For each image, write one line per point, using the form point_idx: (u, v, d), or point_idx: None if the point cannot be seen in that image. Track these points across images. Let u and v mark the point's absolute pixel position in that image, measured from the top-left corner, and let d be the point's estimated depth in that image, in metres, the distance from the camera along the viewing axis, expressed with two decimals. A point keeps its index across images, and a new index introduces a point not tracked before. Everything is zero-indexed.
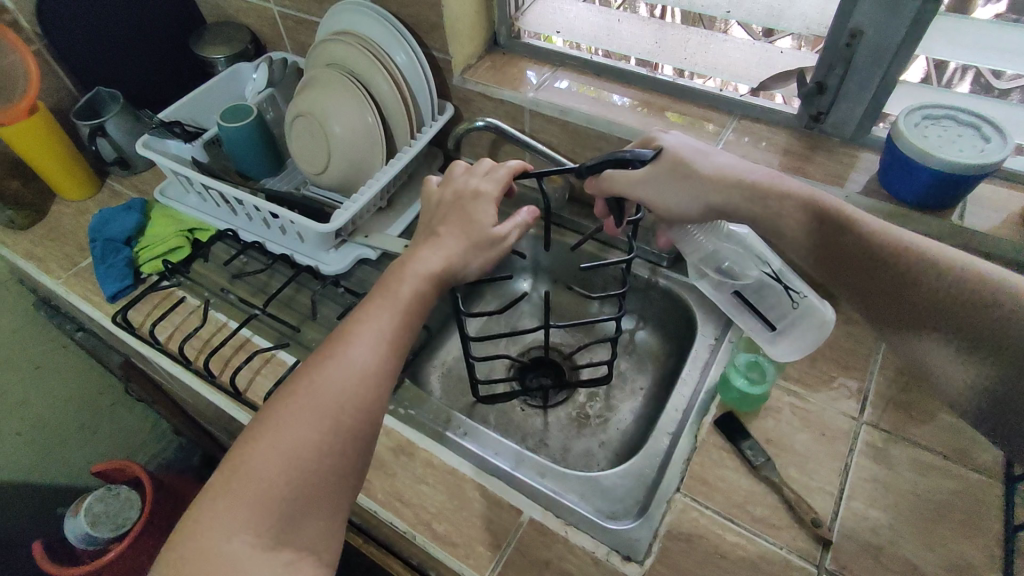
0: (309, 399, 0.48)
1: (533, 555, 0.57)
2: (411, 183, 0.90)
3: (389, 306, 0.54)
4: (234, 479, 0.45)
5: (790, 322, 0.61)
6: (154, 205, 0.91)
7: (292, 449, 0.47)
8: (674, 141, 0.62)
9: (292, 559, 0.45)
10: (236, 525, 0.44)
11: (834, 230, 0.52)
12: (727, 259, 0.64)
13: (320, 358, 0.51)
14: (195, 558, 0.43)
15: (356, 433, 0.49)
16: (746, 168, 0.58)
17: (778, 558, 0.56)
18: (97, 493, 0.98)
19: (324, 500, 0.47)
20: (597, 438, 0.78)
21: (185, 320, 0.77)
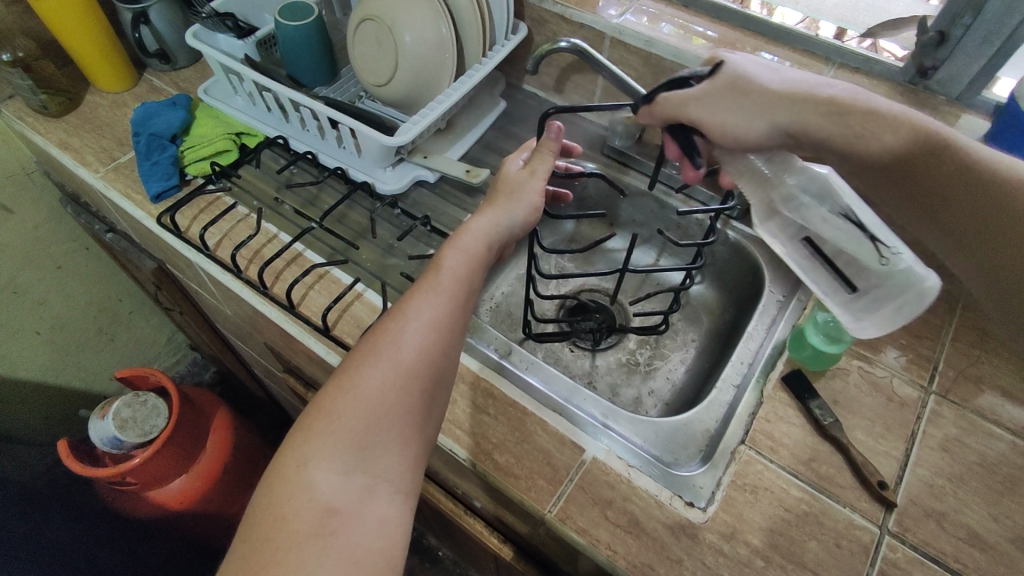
0: (384, 346, 0.50)
1: (595, 493, 0.56)
2: (472, 106, 0.86)
3: (460, 272, 0.55)
4: (315, 415, 0.47)
5: (878, 284, 0.51)
6: (199, 104, 0.86)
7: (373, 394, 0.48)
8: (738, 57, 0.57)
9: (370, 486, 0.46)
10: (321, 451, 0.46)
11: (911, 151, 0.51)
12: (807, 204, 0.52)
13: (393, 314, 0.52)
14: (279, 479, 0.45)
15: (430, 381, 0.50)
16: (818, 82, 0.55)
17: (842, 516, 0.55)
18: (124, 398, 0.97)
19: (400, 441, 0.48)
20: (646, 386, 0.77)
21: (234, 228, 0.74)
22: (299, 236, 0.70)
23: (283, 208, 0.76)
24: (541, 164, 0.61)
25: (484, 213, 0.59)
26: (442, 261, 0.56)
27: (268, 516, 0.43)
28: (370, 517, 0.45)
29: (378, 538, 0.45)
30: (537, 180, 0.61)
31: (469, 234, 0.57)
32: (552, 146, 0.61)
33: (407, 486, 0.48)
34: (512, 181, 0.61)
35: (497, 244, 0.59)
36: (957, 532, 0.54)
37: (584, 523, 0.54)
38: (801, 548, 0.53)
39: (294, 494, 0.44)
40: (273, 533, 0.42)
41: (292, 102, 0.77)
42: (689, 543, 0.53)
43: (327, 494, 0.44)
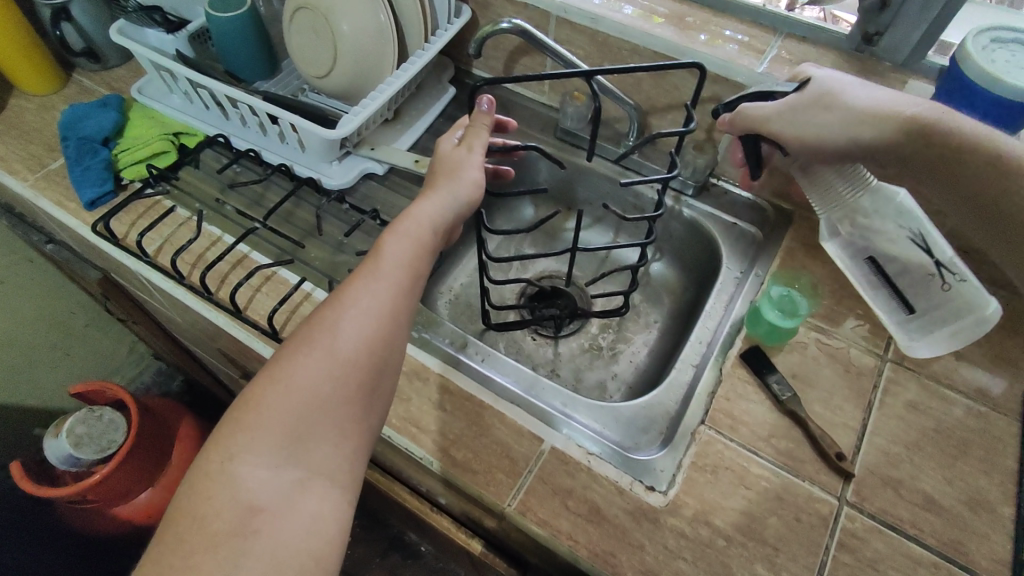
0: (320, 333, 0.47)
1: (555, 484, 0.55)
2: (419, 94, 0.84)
3: (403, 256, 0.52)
4: (244, 407, 0.44)
5: (940, 303, 0.54)
6: (132, 104, 0.82)
7: (306, 383, 0.45)
8: (826, 74, 0.56)
9: (303, 481, 0.43)
10: (249, 446, 0.42)
11: (979, 170, 0.52)
12: (890, 229, 0.55)
13: (331, 301, 0.49)
14: (201, 477, 0.41)
15: (371, 371, 0.47)
16: (904, 102, 0.54)
17: (802, 490, 0.55)
18: (78, 415, 0.93)
19: (337, 433, 0.45)
20: (609, 370, 0.76)
21: (175, 232, 0.71)
22: (242, 238, 0.68)
23: (226, 209, 0.73)
24: (475, 139, 0.59)
25: (426, 195, 0.56)
26: (384, 244, 0.52)
27: (186, 516, 0.40)
28: (303, 514, 0.42)
29: (312, 537, 0.42)
30: (476, 155, 0.58)
31: (413, 216, 0.54)
32: (485, 121, 0.59)
33: (345, 480, 0.45)
34: (452, 160, 0.58)
35: (444, 227, 0.56)
36: (913, 498, 0.54)
37: (544, 514, 0.53)
38: (761, 525, 0.53)
39: (217, 492, 0.41)
40: (191, 535, 0.39)
41: (228, 99, 0.74)
42: (650, 527, 0.53)
43: (254, 491, 0.41)
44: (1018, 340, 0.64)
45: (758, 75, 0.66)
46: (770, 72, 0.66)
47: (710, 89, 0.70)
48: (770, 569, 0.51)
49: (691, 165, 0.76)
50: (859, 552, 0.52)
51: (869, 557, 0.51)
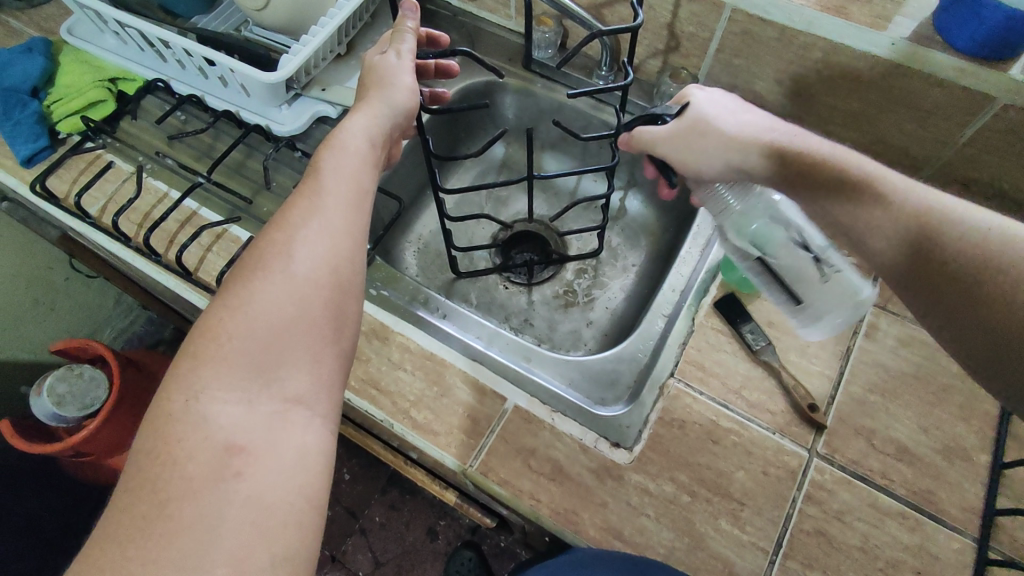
0: (271, 256, 0.41)
1: (518, 443, 0.54)
2: (374, 24, 0.77)
3: (346, 169, 0.46)
4: (199, 342, 0.39)
5: (822, 298, 0.49)
6: (63, 48, 0.75)
7: (266, 312, 0.40)
8: (706, 97, 0.52)
9: (280, 413, 0.39)
10: (214, 381, 0.38)
11: (827, 186, 0.44)
12: (757, 232, 0.50)
13: (277, 223, 0.43)
14: (164, 419, 0.37)
15: (338, 292, 0.43)
16: (773, 126, 0.49)
17: (771, 443, 0.53)
18: (58, 373, 0.92)
19: (309, 359, 0.41)
20: (584, 317, 0.74)
21: (119, 189, 0.67)
22: (187, 194, 0.64)
23: (170, 162, 0.69)
24: (403, 42, 0.51)
25: (360, 107, 0.49)
26: (321, 162, 0.46)
27: (152, 463, 0.35)
28: (286, 447, 0.38)
29: (299, 470, 0.38)
30: (406, 59, 0.50)
31: (346, 131, 0.48)
32: (411, 27, 0.51)
33: (327, 409, 0.41)
34: (382, 66, 0.50)
35: (385, 143, 0.50)
36: (885, 448, 0.53)
37: (506, 474, 0.52)
38: (727, 479, 0.52)
39: (187, 433, 0.36)
40: (162, 482, 0.34)
41: (161, 40, 0.67)
42: (614, 485, 0.52)
43: (227, 428, 0.37)
44: None
45: None
46: None
47: (687, 7, 0.63)
48: (734, 524, 0.50)
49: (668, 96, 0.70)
50: (826, 504, 0.51)
51: (836, 509, 0.50)
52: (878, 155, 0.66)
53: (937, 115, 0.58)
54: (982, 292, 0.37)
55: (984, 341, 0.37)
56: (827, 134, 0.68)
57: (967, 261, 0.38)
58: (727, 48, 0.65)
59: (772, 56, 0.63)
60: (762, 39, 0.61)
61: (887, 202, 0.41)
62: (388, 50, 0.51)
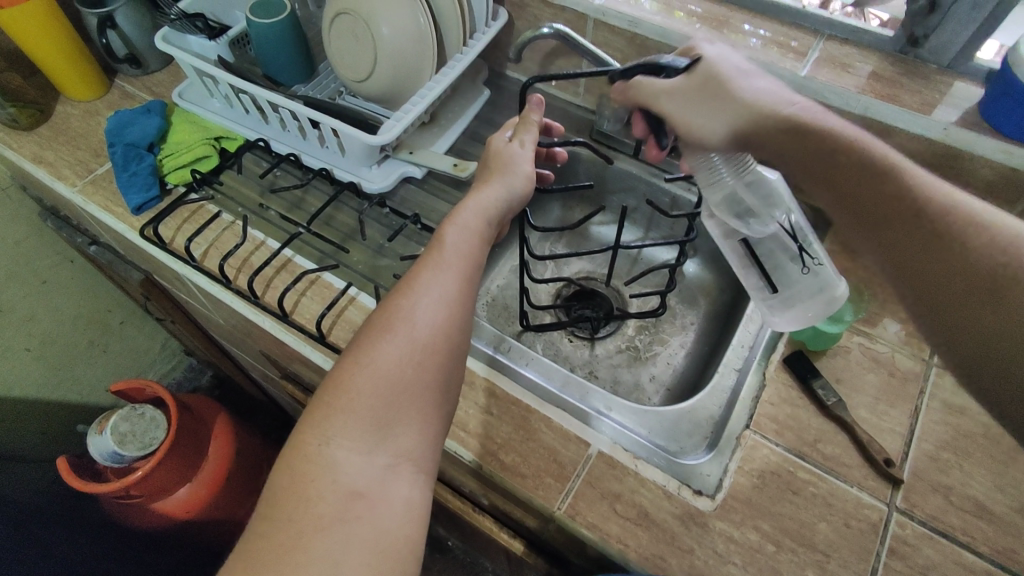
0: (398, 320, 0.44)
1: (603, 488, 0.56)
2: (455, 96, 0.85)
3: (465, 244, 0.49)
4: (328, 394, 0.42)
5: (795, 284, 0.57)
6: (174, 110, 0.83)
7: (389, 372, 0.42)
8: (716, 53, 0.56)
9: (393, 468, 0.41)
10: (340, 431, 0.40)
11: (861, 173, 0.47)
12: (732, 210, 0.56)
13: (402, 288, 0.46)
14: (297, 460, 0.39)
15: (450, 357, 0.45)
16: (784, 97, 0.53)
17: (850, 496, 0.55)
18: (122, 412, 0.96)
19: (419, 420, 0.43)
20: (648, 371, 0.77)
21: (220, 236, 0.72)
22: (287, 242, 0.69)
23: (269, 214, 0.75)
24: (526, 133, 0.56)
25: (479, 188, 0.53)
26: (444, 235, 0.49)
27: (289, 497, 0.38)
28: (397, 500, 0.40)
29: (405, 524, 0.39)
30: (528, 150, 0.56)
31: (470, 207, 0.51)
32: (536, 120, 0.57)
33: (431, 466, 0.43)
34: (507, 154, 0.56)
35: (497, 220, 0.53)
36: (962, 505, 0.54)
37: (593, 518, 0.54)
38: (811, 530, 0.53)
39: (316, 476, 0.39)
40: (297, 516, 0.37)
41: (270, 104, 0.75)
42: (700, 531, 0.53)
43: (350, 475, 0.39)
44: None
45: (800, 78, 0.66)
46: (812, 76, 0.66)
47: None
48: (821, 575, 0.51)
49: None
50: (910, 559, 0.52)
51: (920, 563, 0.51)
52: None
53: (985, 192, 0.63)
54: (986, 284, 0.40)
55: (976, 318, 0.40)
56: None
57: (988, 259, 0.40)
58: None
59: None
60: None
61: (903, 186, 0.45)
62: (512, 140, 0.57)
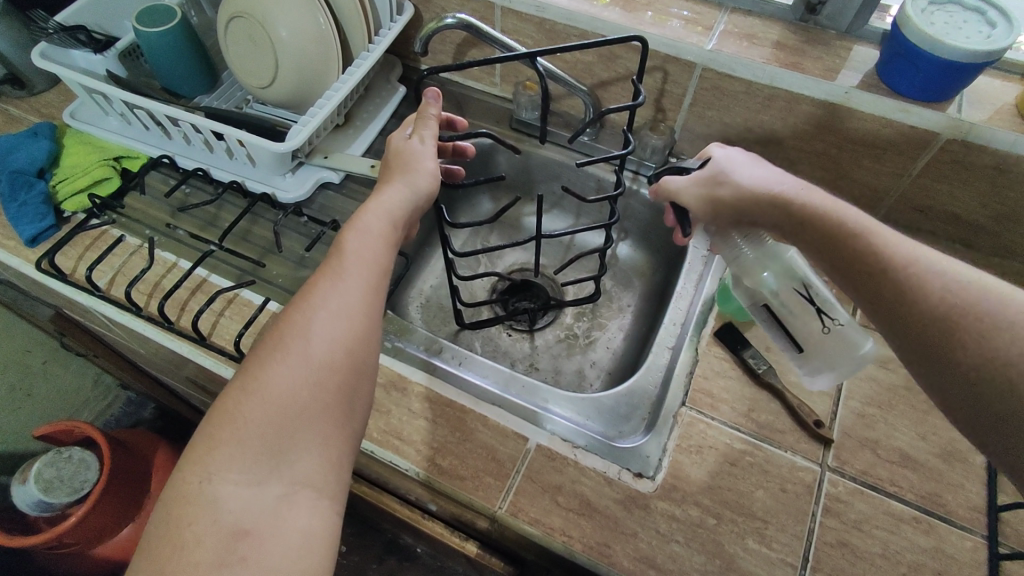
0: (291, 338, 0.42)
1: (544, 481, 0.55)
2: (369, 96, 0.82)
3: (366, 250, 0.48)
4: (216, 423, 0.40)
5: (822, 344, 0.51)
6: (66, 130, 0.78)
7: (280, 396, 0.41)
8: (724, 154, 0.54)
9: (287, 495, 0.39)
10: (227, 462, 0.39)
11: (862, 259, 0.43)
12: (767, 280, 0.51)
13: (298, 302, 0.45)
14: (178, 501, 0.38)
15: (351, 374, 0.43)
16: (781, 181, 0.50)
17: (784, 460, 0.56)
18: (45, 458, 0.91)
19: (318, 441, 0.41)
20: (587, 358, 0.76)
21: (127, 261, 0.68)
22: (199, 262, 0.65)
23: (178, 233, 0.71)
24: (426, 129, 0.55)
25: (380, 192, 0.52)
26: (344, 243, 0.48)
27: (164, 546, 0.36)
28: (291, 531, 0.38)
29: (299, 555, 0.38)
30: (429, 148, 0.54)
31: (370, 212, 0.49)
32: (435, 113, 0.55)
33: (334, 489, 0.42)
34: (406, 152, 0.54)
35: (403, 223, 0.51)
36: (890, 457, 0.56)
37: (536, 513, 0.53)
38: (749, 499, 0.54)
39: (198, 516, 0.37)
40: (172, 565, 0.35)
41: (169, 119, 0.70)
42: (642, 514, 0.53)
43: (237, 512, 0.38)
44: None
45: (707, 52, 0.66)
46: (719, 49, 0.66)
47: (660, 69, 0.70)
48: (761, 542, 0.52)
49: (650, 146, 0.76)
50: (844, 515, 0.53)
51: (854, 519, 0.53)
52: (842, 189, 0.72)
53: (890, 151, 0.65)
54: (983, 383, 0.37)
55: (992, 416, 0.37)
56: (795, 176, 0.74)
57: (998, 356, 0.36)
58: (700, 102, 0.72)
59: (741, 108, 0.69)
60: (730, 92, 0.68)
61: (876, 253, 0.43)
62: (412, 136, 0.55)
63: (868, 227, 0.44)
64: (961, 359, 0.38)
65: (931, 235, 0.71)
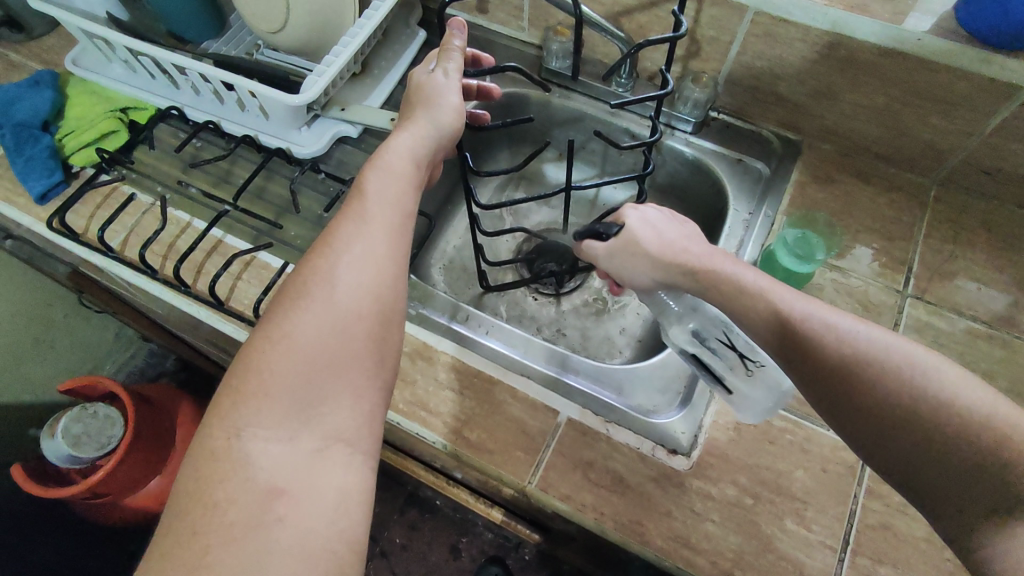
0: (315, 286, 0.39)
1: (575, 456, 0.53)
2: (387, 42, 0.76)
3: (390, 191, 0.43)
4: (240, 377, 0.37)
5: (745, 386, 0.52)
6: (70, 78, 0.74)
7: (304, 349, 0.37)
8: (638, 216, 0.53)
9: (320, 450, 0.36)
10: (254, 418, 0.35)
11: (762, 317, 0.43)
12: (691, 336, 0.53)
13: (320, 248, 0.41)
14: (204, 459, 0.34)
15: (381, 323, 0.40)
16: (689, 249, 0.49)
17: (826, 440, 0.53)
18: (72, 414, 0.91)
19: (349, 393, 0.38)
20: (617, 324, 0.73)
21: (139, 221, 0.66)
22: (213, 222, 0.63)
23: (191, 191, 0.68)
24: (450, 61, 0.49)
25: (403, 130, 0.47)
26: (364, 186, 0.43)
27: (193, 504, 0.33)
28: (327, 488, 0.35)
29: (338, 512, 0.35)
30: (452, 79, 0.48)
31: (391, 153, 0.45)
32: (459, 45, 0.49)
33: (370, 444, 0.38)
34: (428, 85, 0.48)
35: (427, 167, 0.47)
36: None
37: (566, 489, 0.52)
38: (788, 479, 0.52)
39: (227, 475, 0.34)
40: (202, 527, 0.32)
41: (175, 67, 0.66)
42: (676, 492, 0.51)
43: (269, 469, 0.34)
44: None
45: None
46: None
47: (705, 11, 0.63)
48: (800, 523, 0.50)
49: (691, 100, 0.71)
50: (888, 497, 0.51)
51: (898, 501, 0.51)
52: (900, 148, 0.66)
53: (961, 107, 0.59)
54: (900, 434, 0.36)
55: (914, 464, 0.36)
56: (849, 133, 0.68)
57: (906, 409, 0.36)
58: (749, 50, 0.65)
59: (795, 56, 0.63)
60: (785, 39, 0.62)
61: (776, 309, 0.42)
62: (434, 68, 0.49)
63: (767, 288, 0.44)
64: (865, 406, 0.37)
65: (995, 199, 0.66)
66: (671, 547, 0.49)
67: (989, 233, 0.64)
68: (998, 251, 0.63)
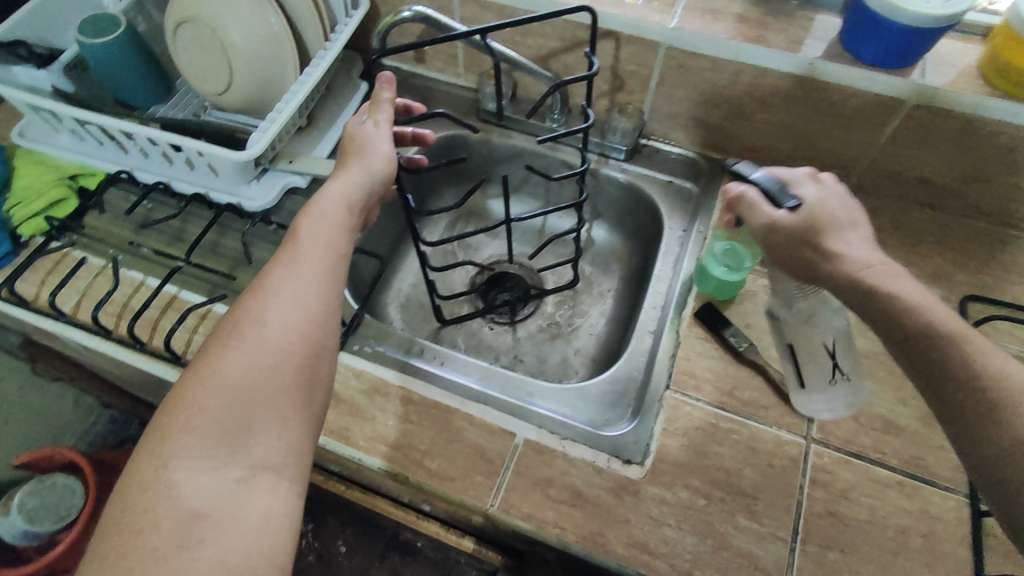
0: (246, 324, 0.40)
1: (534, 475, 0.55)
2: (331, 96, 0.80)
3: (323, 234, 0.46)
4: (170, 413, 0.38)
5: (821, 387, 0.54)
6: (16, 151, 0.75)
7: (233, 383, 0.38)
8: (836, 199, 0.48)
9: (245, 478, 0.37)
10: (181, 450, 0.36)
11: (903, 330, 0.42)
12: (800, 328, 0.54)
13: (253, 288, 0.43)
14: (131, 490, 0.35)
15: (311, 357, 0.41)
16: (884, 259, 0.45)
17: (770, 436, 0.56)
18: (28, 489, 0.88)
19: (276, 424, 0.39)
20: (571, 346, 0.76)
21: (92, 283, 0.66)
22: (167, 279, 0.64)
23: (143, 251, 0.69)
24: (380, 112, 0.52)
25: (337, 176, 0.50)
26: (298, 230, 0.46)
27: (120, 532, 0.34)
28: (250, 513, 0.36)
29: (260, 537, 0.36)
30: (383, 130, 0.52)
31: (325, 199, 0.48)
32: (388, 97, 0.53)
33: (297, 472, 0.39)
34: (360, 135, 0.52)
35: (360, 212, 0.50)
36: (871, 424, 0.57)
37: (528, 508, 0.53)
38: (737, 477, 0.54)
39: (152, 504, 0.34)
40: (124, 553, 0.33)
41: (122, 132, 0.68)
42: (633, 500, 0.53)
43: (194, 496, 0.35)
44: (948, 254, 0.67)
45: (670, 31, 0.65)
46: (682, 26, 0.65)
47: (622, 49, 0.69)
48: (752, 519, 0.52)
49: (619, 130, 0.76)
50: (830, 485, 0.54)
51: (840, 488, 0.54)
52: (814, 160, 0.72)
53: (859, 120, 0.65)
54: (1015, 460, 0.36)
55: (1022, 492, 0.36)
56: (767, 149, 0.73)
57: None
58: (667, 82, 0.71)
59: (708, 84, 0.69)
60: (697, 69, 0.68)
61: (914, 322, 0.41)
62: (366, 120, 0.53)
63: (922, 301, 0.42)
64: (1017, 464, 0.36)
65: (903, 200, 0.71)
66: (631, 554, 0.51)
67: (901, 231, 0.70)
68: (910, 247, 0.68)
